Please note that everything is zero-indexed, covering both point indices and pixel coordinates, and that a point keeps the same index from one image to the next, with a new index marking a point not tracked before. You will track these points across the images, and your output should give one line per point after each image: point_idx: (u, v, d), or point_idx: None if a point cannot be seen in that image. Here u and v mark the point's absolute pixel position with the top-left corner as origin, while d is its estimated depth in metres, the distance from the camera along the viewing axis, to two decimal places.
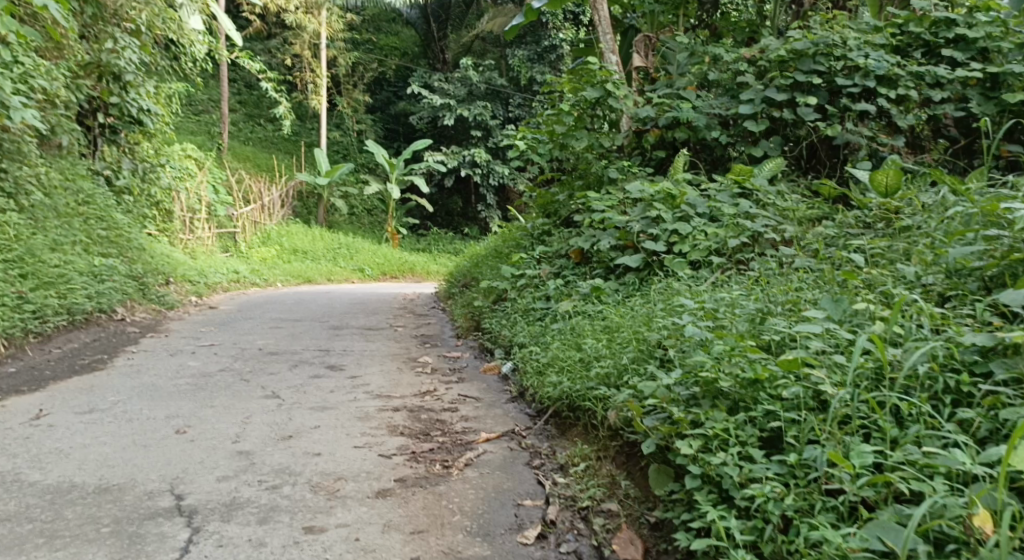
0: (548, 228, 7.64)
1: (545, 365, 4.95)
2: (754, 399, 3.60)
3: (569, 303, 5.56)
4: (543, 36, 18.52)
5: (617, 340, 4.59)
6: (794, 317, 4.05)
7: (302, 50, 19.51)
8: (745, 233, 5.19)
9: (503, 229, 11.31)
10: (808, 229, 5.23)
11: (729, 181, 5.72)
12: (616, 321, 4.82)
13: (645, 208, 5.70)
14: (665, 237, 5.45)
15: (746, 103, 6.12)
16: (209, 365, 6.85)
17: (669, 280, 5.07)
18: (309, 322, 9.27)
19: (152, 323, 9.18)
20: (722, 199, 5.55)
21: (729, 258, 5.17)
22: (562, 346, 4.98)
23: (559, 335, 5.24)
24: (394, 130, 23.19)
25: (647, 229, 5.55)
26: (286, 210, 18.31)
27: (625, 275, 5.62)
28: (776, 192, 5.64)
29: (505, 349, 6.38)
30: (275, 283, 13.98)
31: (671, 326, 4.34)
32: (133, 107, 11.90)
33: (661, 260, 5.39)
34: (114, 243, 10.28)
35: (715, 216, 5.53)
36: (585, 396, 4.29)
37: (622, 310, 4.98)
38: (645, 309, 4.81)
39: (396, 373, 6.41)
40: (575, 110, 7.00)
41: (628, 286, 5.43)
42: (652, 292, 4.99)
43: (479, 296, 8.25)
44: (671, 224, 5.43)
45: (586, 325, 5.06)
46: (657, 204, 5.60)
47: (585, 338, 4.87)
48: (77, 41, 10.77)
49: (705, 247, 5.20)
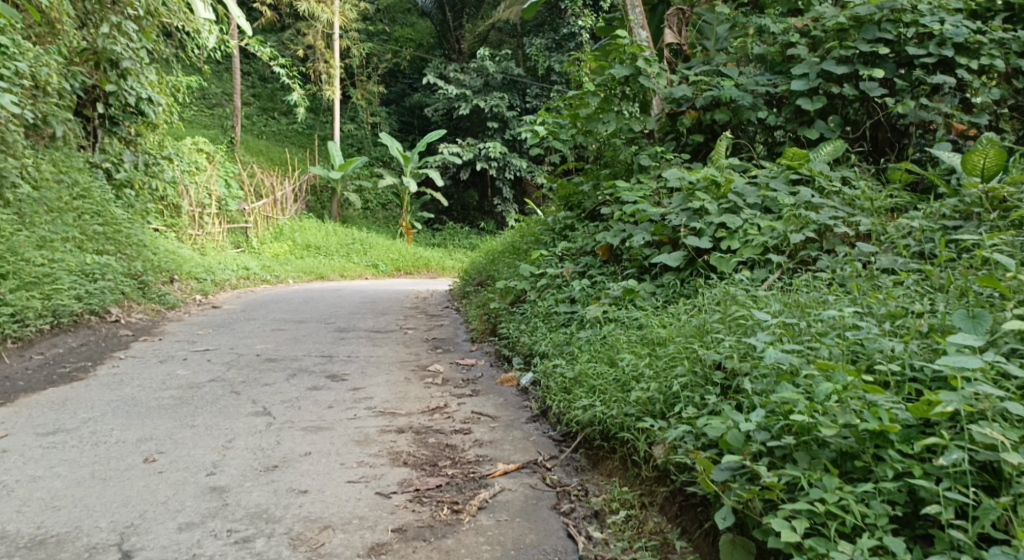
0: (571, 223, 6.95)
1: (574, 380, 4.30)
2: (876, 457, 3.01)
3: (599, 308, 4.87)
4: (561, 23, 17.76)
5: (661, 358, 3.93)
6: (918, 342, 3.42)
7: (315, 40, 18.91)
8: (809, 226, 4.49)
9: (521, 224, 10.62)
10: (886, 222, 4.54)
11: (781, 166, 5.03)
12: (657, 333, 4.15)
13: (686, 198, 5.00)
14: (710, 232, 4.74)
15: (799, 78, 5.46)
16: (199, 374, 6.21)
17: (718, 284, 4.39)
18: (314, 324, 8.62)
19: (148, 325, 8.57)
20: (776, 186, 4.85)
21: (790, 258, 4.50)
22: (594, 360, 4.32)
23: (590, 346, 4.56)
24: (409, 123, 22.52)
25: (689, 223, 4.84)
26: (300, 204, 17.72)
27: (663, 275, 4.94)
28: (840, 177, 4.95)
29: (524, 357, 5.71)
30: (287, 280, 13.37)
31: (735, 343, 3.69)
32: (133, 96, 11.28)
33: (707, 260, 4.72)
34: (112, 239, 9.68)
35: (767, 208, 4.83)
36: (624, 426, 3.69)
37: (661, 321, 4.31)
38: (693, 321, 4.14)
39: (403, 383, 5.76)
40: (600, 91, 6.31)
41: (670, 290, 4.76)
42: (699, 302, 4.31)
43: (496, 296, 7.58)
44: (717, 216, 4.74)
45: (618, 336, 4.38)
46: (699, 193, 4.89)
47: (619, 351, 4.22)
48: (72, 26, 10.20)
49: (758, 243, 4.52)
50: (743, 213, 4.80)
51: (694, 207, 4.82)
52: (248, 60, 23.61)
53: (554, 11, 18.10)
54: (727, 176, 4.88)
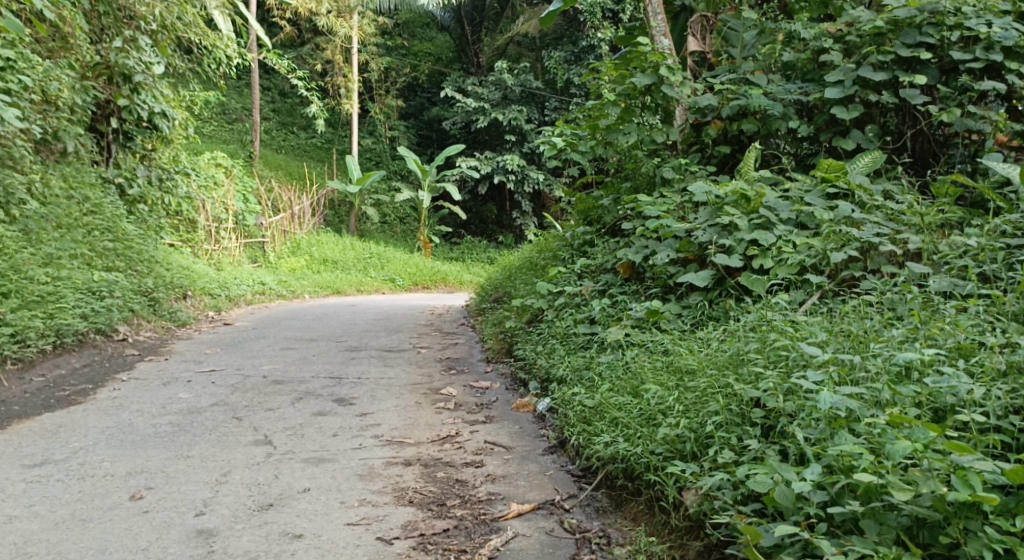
0: (590, 238, 6.64)
1: (595, 411, 3.98)
2: (965, 531, 2.71)
3: (620, 330, 4.57)
4: (580, 36, 17.50)
5: (692, 391, 3.63)
6: (1001, 384, 3.13)
7: (334, 54, 18.74)
8: (852, 244, 4.17)
9: (538, 239, 10.32)
10: (936, 238, 4.23)
11: (817, 179, 4.73)
12: (685, 362, 3.84)
13: (713, 212, 4.70)
14: (741, 249, 4.42)
15: (833, 85, 5.12)
16: (202, 398, 5.94)
17: (750, 310, 4.09)
18: (325, 343, 8.34)
19: (156, 343, 8.32)
20: (811, 200, 4.53)
21: (831, 278, 4.19)
22: (616, 389, 4.01)
23: (611, 373, 4.25)
24: (427, 137, 22.31)
25: (717, 239, 4.53)
26: (318, 219, 17.52)
27: (689, 295, 4.63)
28: (881, 190, 4.63)
29: (541, 382, 5.40)
30: (303, 295, 13.12)
31: (778, 379, 3.39)
32: (147, 110, 11.08)
33: (737, 279, 4.40)
34: (123, 255, 9.47)
35: (801, 224, 4.51)
36: (652, 467, 3.37)
37: (688, 348, 3.99)
38: (724, 350, 3.82)
39: (414, 408, 5.46)
40: (621, 100, 5.99)
41: (697, 312, 4.45)
42: (731, 328, 4.00)
43: (512, 314, 7.28)
44: (747, 233, 4.42)
45: (642, 363, 4.06)
46: (728, 208, 4.57)
47: (643, 381, 3.92)
48: (85, 40, 10.05)
49: (793, 262, 4.20)
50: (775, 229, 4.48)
51: (722, 222, 4.50)
52: (267, 75, 23.51)
53: (574, 24, 17.84)
54: (757, 190, 4.56)
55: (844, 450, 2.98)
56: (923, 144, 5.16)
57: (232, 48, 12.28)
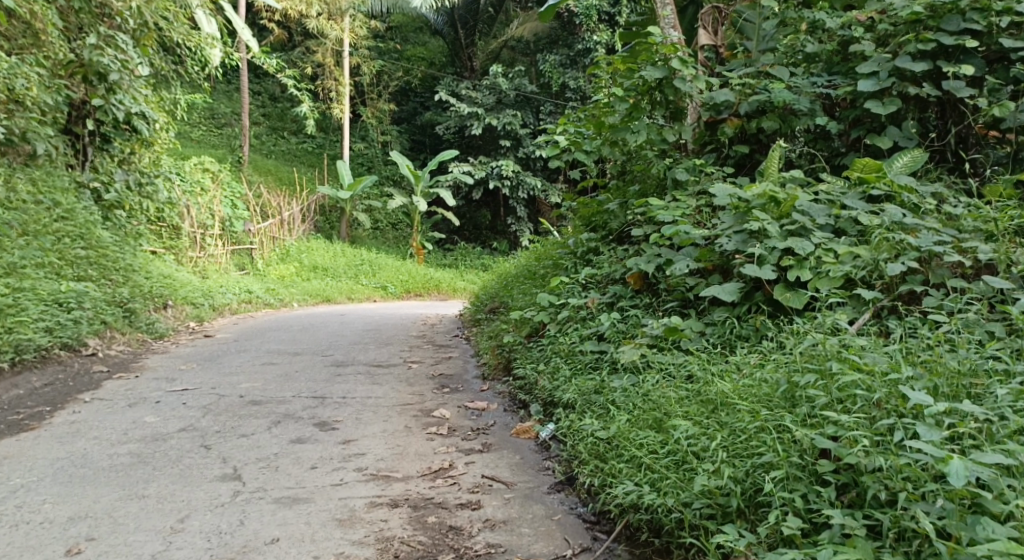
0: (595, 246, 6.13)
1: (620, 444, 3.60)
2: None
3: (635, 351, 4.16)
4: (576, 39, 16.99)
5: (735, 434, 3.31)
6: None
7: (324, 57, 18.22)
8: (909, 255, 3.76)
9: (536, 246, 9.78)
10: (1006, 247, 3.80)
11: (856, 179, 4.27)
12: (724, 392, 3.53)
13: (740, 217, 4.25)
14: (772, 259, 3.96)
15: (866, 77, 4.65)
16: (169, 422, 5.42)
17: (777, 340, 3.79)
18: (310, 357, 7.81)
19: (129, 358, 7.80)
20: (852, 203, 4.07)
21: (889, 295, 3.78)
22: (644, 421, 3.64)
23: (632, 408, 3.78)
24: (421, 142, 21.78)
25: (743, 248, 4.11)
26: (308, 225, 17.00)
27: (713, 311, 4.24)
28: (933, 194, 4.19)
29: (544, 405, 4.90)
30: (291, 304, 12.58)
31: (864, 429, 3.04)
32: (124, 111, 10.52)
33: (768, 294, 4.00)
34: (96, 263, 8.91)
35: (840, 230, 4.09)
36: (686, 526, 3.14)
37: (721, 381, 3.60)
38: (769, 383, 3.48)
39: (403, 433, 4.96)
40: (629, 96, 5.50)
41: (723, 331, 4.07)
42: (771, 358, 3.64)
43: (510, 327, 6.76)
44: (778, 240, 3.97)
45: (669, 393, 3.71)
46: (757, 213, 4.10)
47: (675, 415, 3.56)
48: (58, 37, 9.51)
49: (835, 273, 3.81)
50: (811, 237, 4.02)
51: (751, 229, 4.02)
52: (258, 78, 22.96)
53: (569, 27, 17.36)
54: (789, 193, 4.08)
55: (986, 543, 2.63)
56: (971, 142, 4.71)
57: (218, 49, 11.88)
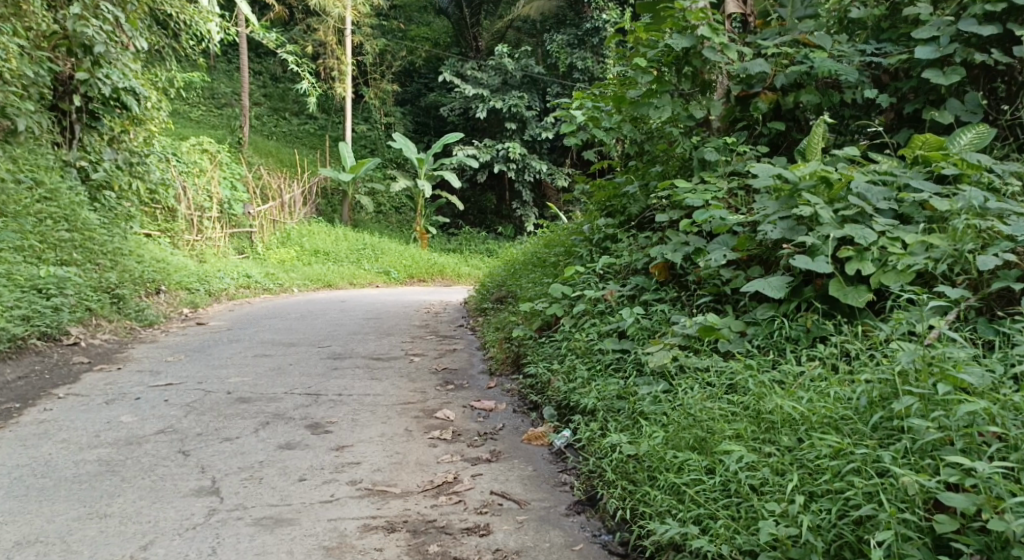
0: (613, 233, 5.65)
1: (664, 469, 3.27)
2: None
3: (668, 355, 3.81)
4: (584, 18, 16.40)
5: (805, 466, 3.00)
6: None
7: (325, 36, 17.62)
8: (1001, 244, 3.35)
9: (545, 231, 9.26)
10: None
11: (921, 161, 3.90)
12: (784, 412, 3.21)
13: (787, 202, 3.85)
14: (827, 249, 3.57)
15: (924, 43, 4.23)
16: (147, 423, 4.95)
17: (836, 349, 3.45)
18: (305, 349, 7.34)
19: (114, 347, 7.34)
20: (920, 185, 3.67)
21: (979, 294, 3.38)
22: (691, 440, 3.31)
23: (675, 424, 3.44)
24: (425, 124, 21.19)
25: (791, 237, 3.73)
26: (309, 208, 16.50)
27: (755, 309, 3.90)
28: (1010, 173, 3.78)
29: (559, 406, 4.46)
30: (291, 290, 12.10)
31: (1008, 483, 2.63)
32: (112, 87, 9.96)
33: (820, 289, 3.66)
34: (82, 247, 8.44)
35: (903, 216, 3.71)
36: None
37: (780, 401, 3.24)
38: (844, 400, 3.15)
39: (403, 438, 4.50)
40: (653, 68, 5.04)
41: (768, 332, 3.74)
42: (840, 375, 3.29)
43: (519, 319, 6.28)
44: (831, 227, 3.58)
45: (717, 410, 3.39)
46: (807, 196, 3.72)
47: (725, 440, 3.23)
48: (40, 7, 9.06)
49: (905, 268, 3.43)
50: (870, 224, 3.65)
51: (802, 214, 3.61)
52: (260, 59, 22.42)
53: (576, 6, 16.77)
54: (843, 173, 3.69)
55: None
56: None
57: (213, 24, 11.37)
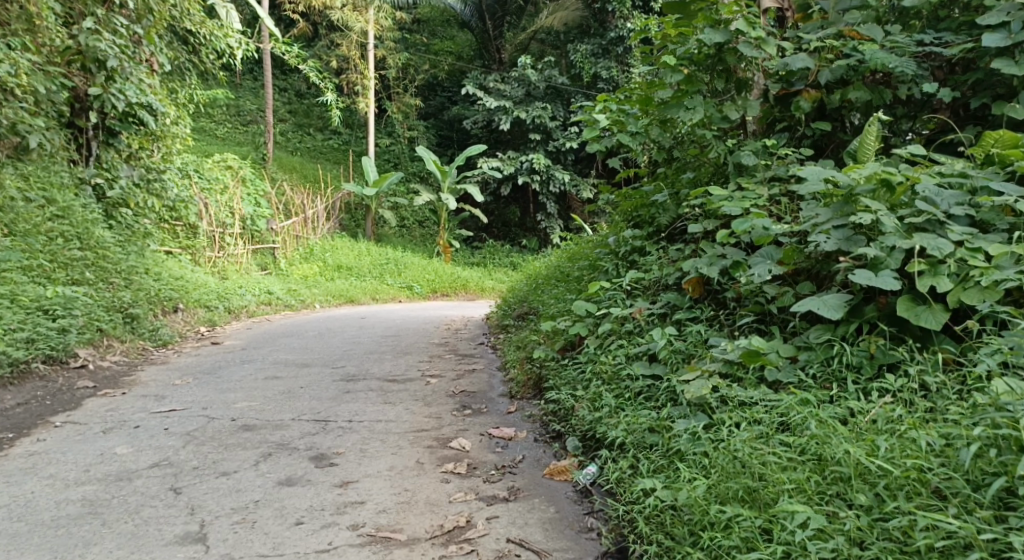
0: (640, 245, 5.23)
1: (707, 526, 2.95)
2: None
3: (709, 383, 3.47)
4: (609, 27, 16.06)
5: (893, 536, 2.70)
6: None
7: (349, 50, 17.38)
8: None
9: (569, 245, 8.86)
10: None
11: (995, 159, 3.53)
12: (855, 461, 2.90)
13: (842, 207, 3.50)
14: (897, 262, 3.24)
15: (990, 32, 3.97)
16: (143, 455, 4.51)
17: (910, 387, 3.16)
18: (319, 370, 6.96)
19: (124, 369, 7.01)
20: (1000, 188, 3.30)
21: None
22: (740, 493, 2.98)
23: (720, 470, 3.10)
24: (448, 137, 20.88)
25: (850, 248, 3.38)
26: (332, 223, 16.20)
27: (807, 330, 3.57)
28: None
29: (584, 437, 4.05)
30: (313, 306, 11.77)
31: None
32: (126, 102, 9.46)
33: (886, 310, 3.34)
34: (94, 266, 8.14)
35: (981, 223, 3.35)
36: None
37: (847, 447, 2.94)
38: (930, 449, 2.87)
39: (414, 471, 4.12)
40: (684, 66, 4.62)
41: (824, 358, 3.41)
42: (922, 417, 3.00)
43: (542, 337, 5.87)
44: (896, 236, 3.26)
45: (768, 461, 3.04)
46: (866, 201, 3.38)
47: (783, 496, 2.91)
48: (55, 22, 8.51)
49: (990, 284, 3.11)
50: (942, 232, 3.30)
51: (861, 222, 3.31)
52: (285, 76, 22.25)
53: (600, 15, 16.43)
54: (905, 176, 3.34)
55: None
56: None
57: (235, 38, 11.06)
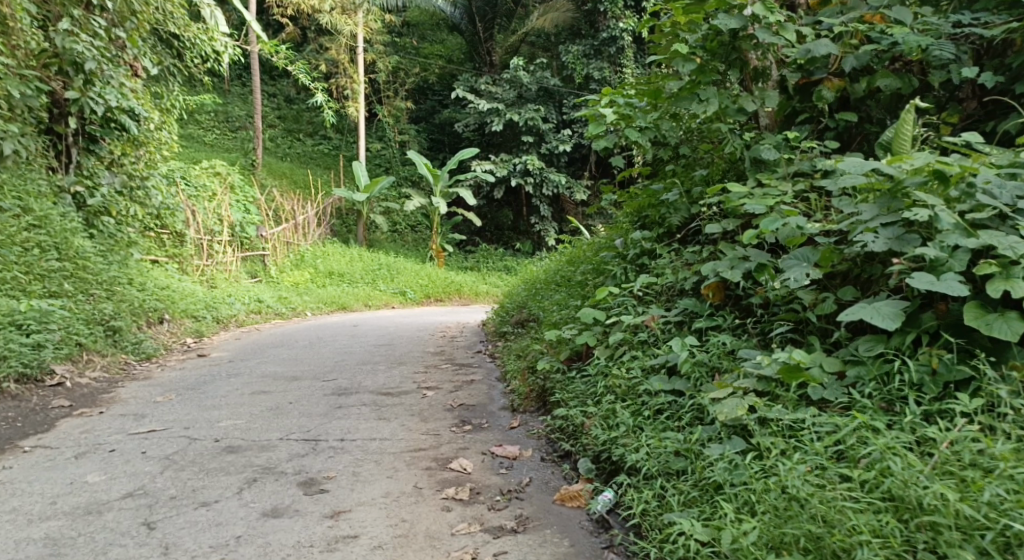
0: (650, 248, 4.89)
1: None
2: None
3: (745, 404, 3.26)
4: (601, 27, 15.69)
5: None
6: None
7: (338, 53, 16.98)
8: None
9: (567, 247, 8.50)
10: None
11: None
12: (951, 508, 2.68)
13: (890, 202, 3.27)
14: (962, 264, 3.04)
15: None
16: (116, 483, 4.14)
17: (993, 414, 2.95)
18: (309, 383, 6.59)
19: (103, 386, 6.63)
20: None
21: None
22: (802, 541, 2.78)
23: (772, 511, 2.91)
24: (440, 141, 20.50)
25: (905, 249, 3.16)
26: (323, 229, 15.82)
27: (857, 340, 3.36)
28: None
29: (595, 457, 3.73)
30: (304, 313, 11.39)
31: None
32: (107, 107, 8.93)
33: (953, 320, 3.14)
34: (72, 277, 7.75)
35: None
36: None
37: (938, 490, 2.71)
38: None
39: (412, 498, 3.76)
40: (698, 56, 4.27)
41: (877, 372, 3.20)
42: (1011, 449, 2.80)
43: (544, 346, 5.52)
44: (957, 235, 3.07)
45: (837, 505, 2.80)
46: (923, 197, 3.14)
47: (859, 548, 2.69)
48: (30, 23, 7.94)
49: None
50: (1007, 230, 3.11)
51: (917, 218, 3.09)
52: (273, 81, 21.88)
53: (591, 16, 16.08)
54: (962, 167, 3.12)
55: None
56: None
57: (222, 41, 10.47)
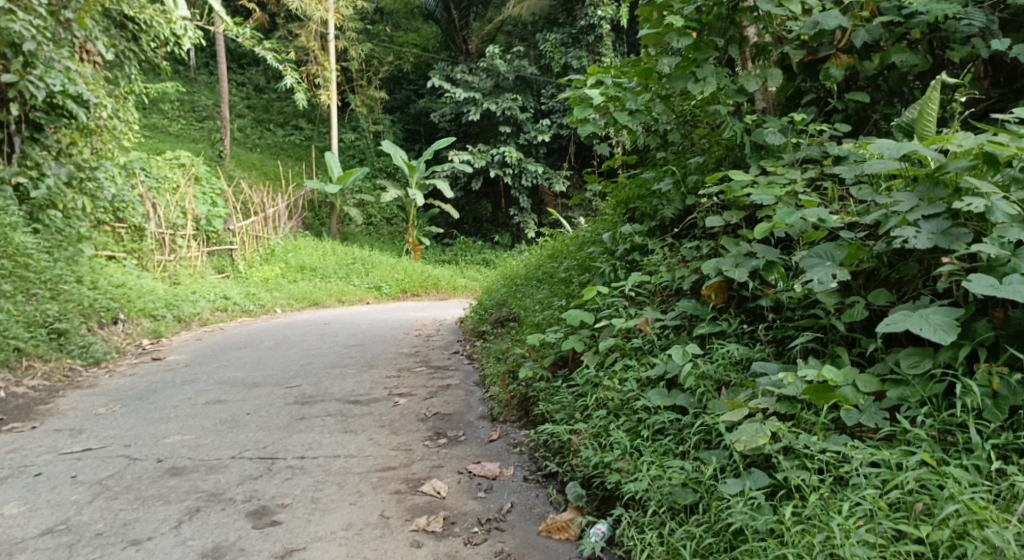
0: (642, 242, 4.44)
1: None
2: None
3: (768, 430, 2.88)
4: (579, 14, 15.18)
5: None
6: None
7: (308, 41, 16.35)
8: None
9: (549, 241, 8.04)
10: None
11: None
12: None
13: (930, 190, 2.91)
14: None
15: None
16: (38, 515, 3.65)
17: None
18: (270, 389, 6.09)
19: (43, 395, 6.09)
20: None
21: None
22: None
23: None
24: (415, 131, 19.92)
25: (954, 244, 2.80)
26: (294, 222, 15.24)
27: (897, 350, 3.00)
28: None
29: (586, 479, 3.35)
30: (274, 311, 10.84)
31: None
32: (48, 91, 8.11)
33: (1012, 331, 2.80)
34: (12, 276, 7.17)
35: None
36: None
37: None
38: None
39: (379, 531, 3.32)
40: (693, 29, 3.84)
41: (923, 392, 2.85)
42: None
43: (526, 348, 5.08)
44: (1016, 228, 2.74)
45: None
46: (976, 183, 2.79)
47: None
48: None
49: None
50: None
51: (971, 208, 2.74)
52: (243, 69, 21.17)
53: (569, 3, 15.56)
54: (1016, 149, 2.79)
55: None
56: None
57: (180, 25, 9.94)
